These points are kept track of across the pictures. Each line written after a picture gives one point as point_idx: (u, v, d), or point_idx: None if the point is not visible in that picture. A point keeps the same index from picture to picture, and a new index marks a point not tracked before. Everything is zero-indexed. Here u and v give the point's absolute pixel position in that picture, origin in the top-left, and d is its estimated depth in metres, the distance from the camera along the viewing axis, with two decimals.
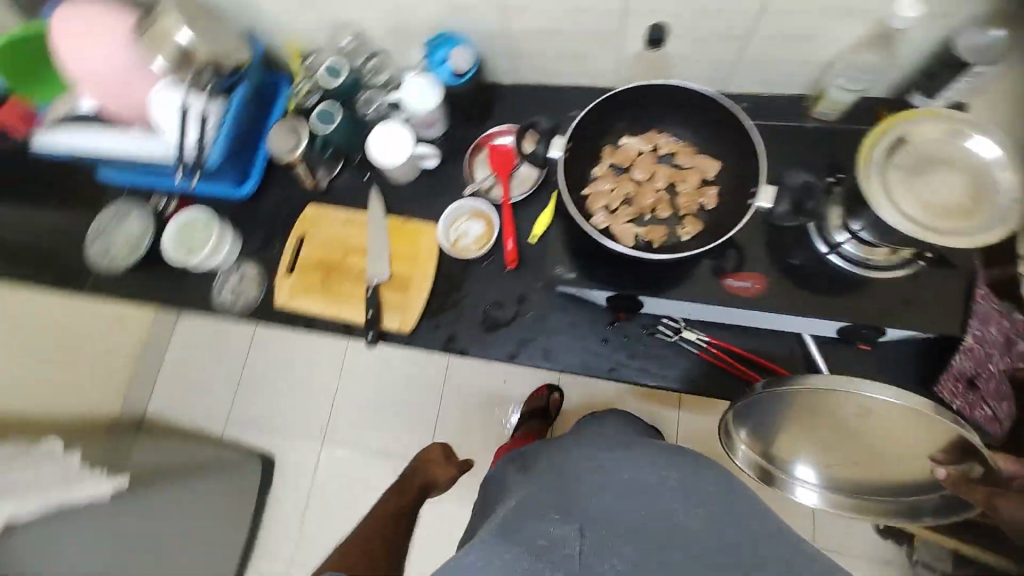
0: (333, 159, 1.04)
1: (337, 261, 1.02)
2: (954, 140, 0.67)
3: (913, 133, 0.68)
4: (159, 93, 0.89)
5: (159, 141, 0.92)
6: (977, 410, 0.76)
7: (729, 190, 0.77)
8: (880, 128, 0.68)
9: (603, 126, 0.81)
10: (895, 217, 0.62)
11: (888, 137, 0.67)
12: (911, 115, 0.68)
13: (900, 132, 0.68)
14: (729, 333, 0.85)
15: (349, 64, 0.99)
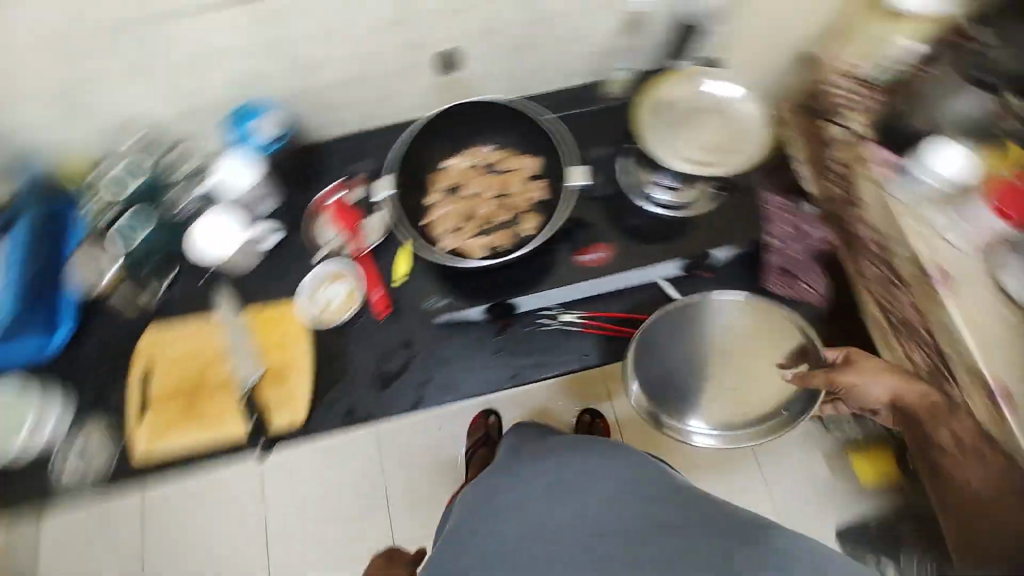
0: (161, 270, 0.94)
1: (198, 382, 0.91)
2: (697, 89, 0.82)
3: (664, 94, 0.81)
4: None
5: None
6: (796, 290, 0.94)
7: (556, 179, 0.82)
8: (640, 98, 0.80)
9: (422, 155, 0.83)
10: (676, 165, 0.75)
11: (649, 104, 0.80)
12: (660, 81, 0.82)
13: (656, 98, 0.81)
14: (599, 303, 0.93)
15: (144, 165, 0.89)
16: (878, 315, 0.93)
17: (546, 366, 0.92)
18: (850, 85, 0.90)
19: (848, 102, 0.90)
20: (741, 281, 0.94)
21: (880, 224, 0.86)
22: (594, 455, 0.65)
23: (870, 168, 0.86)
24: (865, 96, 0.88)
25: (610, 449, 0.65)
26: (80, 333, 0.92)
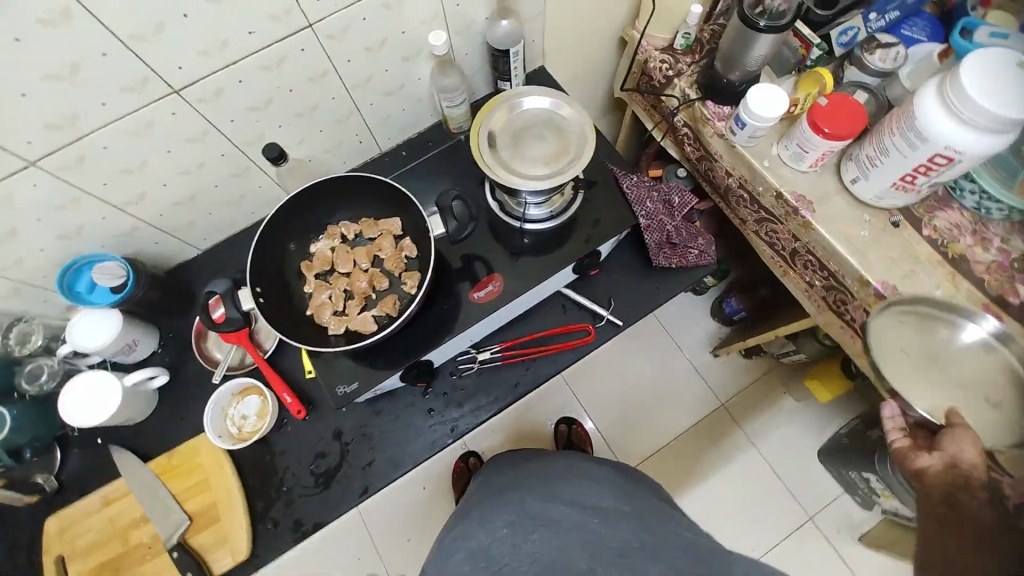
0: (47, 450, 0.86)
1: (123, 551, 0.84)
2: (521, 107, 0.82)
3: (494, 123, 0.80)
4: None
5: None
6: (686, 257, 0.93)
7: (421, 232, 0.82)
8: (473, 133, 0.78)
9: (280, 251, 0.82)
10: (531, 184, 0.74)
11: (484, 136, 0.78)
12: (485, 111, 0.80)
13: (488, 128, 0.79)
14: (512, 329, 0.94)
15: None
16: (767, 248, 1.03)
17: (481, 407, 0.91)
18: (665, 57, 1.04)
19: (670, 69, 1.04)
20: (636, 264, 0.97)
21: (737, 167, 0.98)
22: (568, 488, 0.82)
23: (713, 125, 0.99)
24: (685, 62, 1.03)
25: (584, 483, 0.83)
26: None
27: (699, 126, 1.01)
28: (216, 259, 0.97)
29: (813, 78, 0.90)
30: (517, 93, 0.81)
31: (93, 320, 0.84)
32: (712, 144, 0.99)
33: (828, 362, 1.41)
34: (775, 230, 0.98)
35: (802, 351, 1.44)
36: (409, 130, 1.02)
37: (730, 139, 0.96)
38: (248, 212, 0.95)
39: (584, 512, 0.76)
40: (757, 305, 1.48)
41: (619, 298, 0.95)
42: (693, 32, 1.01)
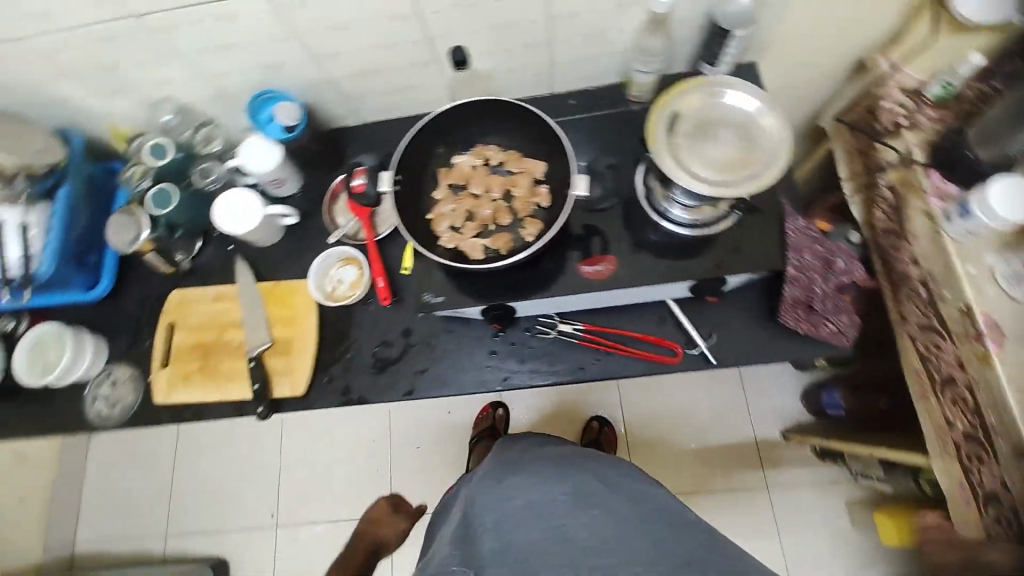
0: (191, 237, 1.00)
1: (216, 342, 0.97)
2: (719, 100, 0.73)
3: (683, 105, 0.72)
4: None
5: None
6: (820, 329, 0.82)
7: (561, 186, 0.80)
8: (655, 107, 0.71)
9: (430, 150, 0.84)
10: (693, 183, 0.67)
11: (665, 114, 0.71)
12: (678, 89, 0.72)
13: (673, 108, 0.72)
14: (602, 316, 0.90)
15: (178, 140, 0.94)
16: (916, 358, 0.94)
17: (540, 373, 0.90)
18: (906, 100, 0.93)
19: (906, 117, 0.93)
20: (762, 311, 0.85)
21: (929, 259, 0.89)
22: (611, 474, 0.81)
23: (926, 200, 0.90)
24: (927, 116, 0.92)
25: (625, 470, 0.83)
26: (120, 286, 1.02)
27: (908, 196, 0.91)
28: (372, 134, 1.06)
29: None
30: (722, 82, 0.72)
31: (259, 146, 0.93)
32: (913, 219, 0.90)
33: (911, 506, 1.30)
34: (938, 345, 0.89)
35: (889, 484, 1.34)
36: (587, 81, 1.01)
37: (939, 224, 0.87)
38: (416, 102, 1.02)
39: (629, 502, 0.77)
40: (861, 411, 1.38)
41: (726, 336, 0.86)
42: (956, 84, 0.88)
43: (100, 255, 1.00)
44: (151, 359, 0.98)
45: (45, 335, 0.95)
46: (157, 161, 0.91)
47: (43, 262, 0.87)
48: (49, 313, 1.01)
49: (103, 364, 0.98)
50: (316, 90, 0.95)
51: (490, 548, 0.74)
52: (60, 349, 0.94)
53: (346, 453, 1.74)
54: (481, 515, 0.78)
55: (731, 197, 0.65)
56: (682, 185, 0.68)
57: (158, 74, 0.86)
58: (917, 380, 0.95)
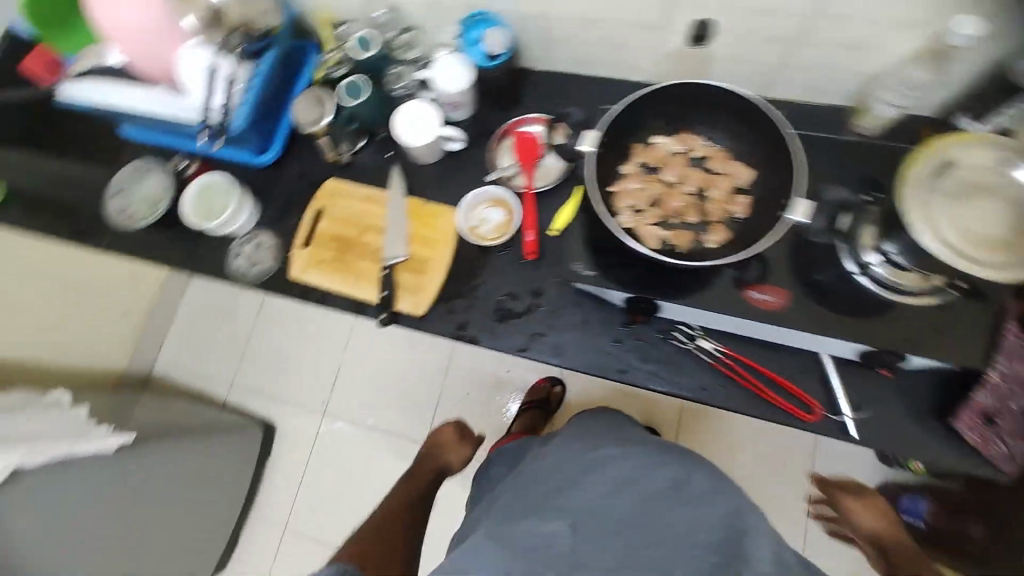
0: (357, 133, 1.01)
1: (354, 239, 1.00)
2: (1003, 167, 0.65)
3: (959, 157, 0.65)
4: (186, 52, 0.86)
5: (184, 103, 0.88)
6: (989, 445, 0.74)
7: (764, 202, 0.73)
8: (925, 150, 0.65)
9: (636, 120, 0.77)
10: (934, 244, 0.62)
11: (933, 161, 0.65)
12: (959, 139, 0.66)
13: (946, 157, 0.65)
14: (745, 345, 0.84)
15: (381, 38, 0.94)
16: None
17: (659, 379, 0.86)
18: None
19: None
20: (927, 403, 0.78)
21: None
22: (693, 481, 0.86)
23: None
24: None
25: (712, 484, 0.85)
26: (281, 159, 1.05)
27: None
28: (558, 83, 1.01)
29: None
30: (1016, 151, 0.64)
31: (456, 65, 0.91)
32: None
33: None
34: None
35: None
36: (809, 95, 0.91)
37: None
38: (618, 64, 0.95)
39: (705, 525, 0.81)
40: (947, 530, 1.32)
41: (876, 415, 0.79)
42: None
43: (272, 123, 1.03)
44: (293, 235, 1.03)
45: (215, 183, 1.02)
46: (361, 53, 0.93)
47: (236, 117, 0.90)
48: (216, 164, 1.06)
49: (253, 226, 1.03)
50: (526, 22, 0.90)
51: (583, 505, 0.82)
52: (226, 198, 1.00)
53: (402, 376, 1.79)
54: (575, 469, 0.85)
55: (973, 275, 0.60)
56: (917, 242, 0.63)
57: None
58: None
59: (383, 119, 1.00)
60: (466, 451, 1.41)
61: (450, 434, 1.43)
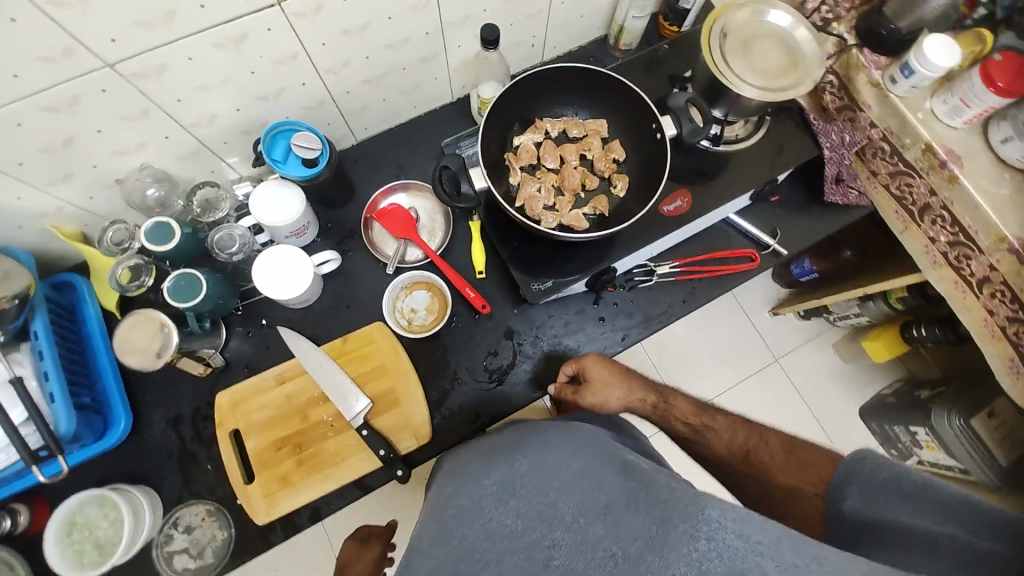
0: (214, 329, 0.83)
1: (302, 428, 0.82)
2: (760, 16, 0.82)
3: (730, 21, 0.80)
4: None
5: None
6: (851, 196, 0.94)
7: (628, 135, 0.83)
8: (709, 25, 0.78)
9: (493, 142, 0.80)
10: (753, 92, 0.75)
11: (718, 32, 0.78)
12: (723, 10, 0.80)
13: (722, 25, 0.79)
14: (683, 249, 0.94)
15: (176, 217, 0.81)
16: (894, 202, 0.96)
17: (652, 318, 0.93)
18: None
19: (830, 12, 0.94)
20: (805, 196, 0.98)
21: (886, 118, 0.91)
22: (733, 559, 0.45)
23: (868, 73, 0.92)
24: (845, 7, 0.94)
25: (740, 533, 0.46)
26: (139, 418, 0.81)
27: (852, 75, 0.93)
28: (375, 150, 0.96)
29: (975, 39, 0.86)
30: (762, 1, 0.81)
31: (278, 194, 0.80)
32: (864, 92, 0.92)
33: (888, 325, 1.46)
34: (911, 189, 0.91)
35: (867, 315, 1.45)
36: (575, 42, 1.03)
37: (886, 89, 0.90)
38: (419, 101, 0.94)
39: (654, 540, 0.48)
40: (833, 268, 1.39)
41: (786, 230, 0.97)
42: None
43: (92, 388, 0.78)
44: (226, 481, 0.81)
45: (82, 507, 0.75)
46: (164, 246, 0.75)
47: (56, 417, 0.67)
48: (59, 487, 0.78)
49: (165, 513, 0.80)
50: (314, 113, 0.84)
51: (513, 524, 0.54)
52: (111, 517, 0.74)
53: None
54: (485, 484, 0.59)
55: (786, 98, 0.75)
56: (740, 94, 0.76)
57: (123, 141, 0.68)
58: (898, 218, 0.97)
59: (233, 294, 0.82)
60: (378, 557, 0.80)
61: (369, 532, 0.85)
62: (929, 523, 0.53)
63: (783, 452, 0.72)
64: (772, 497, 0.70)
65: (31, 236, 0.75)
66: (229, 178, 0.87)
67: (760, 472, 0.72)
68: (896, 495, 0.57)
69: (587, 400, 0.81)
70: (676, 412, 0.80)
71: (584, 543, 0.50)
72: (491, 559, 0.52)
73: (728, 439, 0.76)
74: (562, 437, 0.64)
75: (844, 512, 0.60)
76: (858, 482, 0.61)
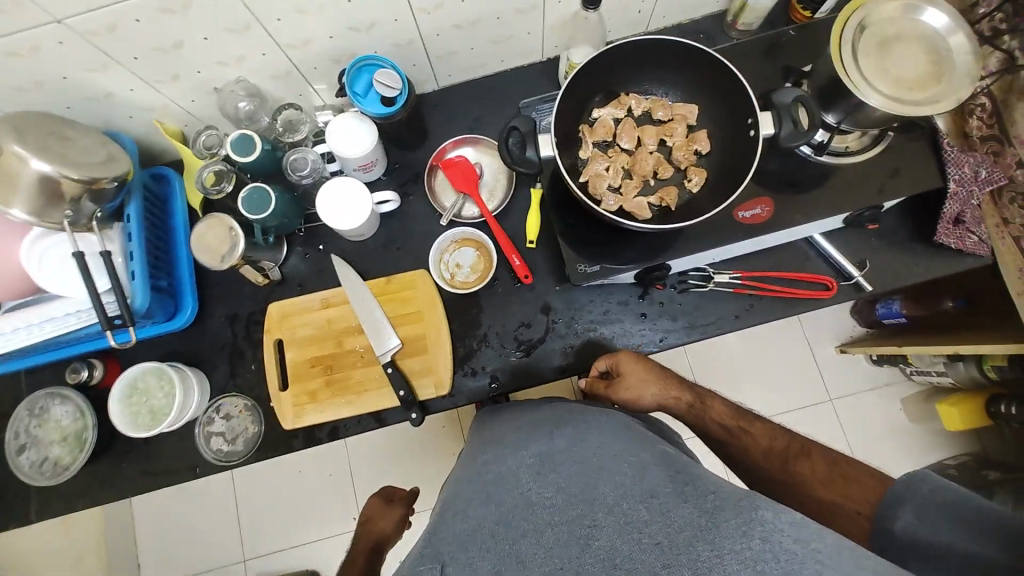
0: (277, 245, 0.89)
1: (335, 352, 0.88)
2: (910, 14, 0.70)
3: (872, 14, 0.69)
4: (55, 249, 0.76)
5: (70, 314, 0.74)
6: (967, 241, 0.81)
7: (718, 128, 0.77)
8: (844, 15, 0.68)
9: (571, 111, 0.78)
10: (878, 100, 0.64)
11: (854, 24, 0.68)
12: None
13: (862, 16, 0.69)
14: (752, 262, 0.87)
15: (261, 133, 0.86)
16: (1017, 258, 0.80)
17: (696, 327, 0.88)
18: None
19: (1005, 22, 0.78)
20: (912, 232, 0.86)
21: None
22: (791, 562, 0.41)
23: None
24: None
25: (799, 538, 0.43)
26: (202, 310, 0.90)
27: (1011, 100, 0.78)
28: (455, 100, 0.96)
29: None
30: None
31: (352, 126, 0.82)
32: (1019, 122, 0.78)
33: (972, 392, 1.28)
34: None
35: (952, 376, 1.27)
36: (687, 16, 0.95)
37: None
38: (508, 55, 0.91)
39: (702, 532, 0.45)
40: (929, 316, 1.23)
41: (878, 264, 0.86)
42: None
43: (170, 275, 0.87)
44: (264, 382, 0.89)
45: (144, 376, 0.86)
46: (243, 158, 0.80)
47: (133, 292, 0.77)
48: (133, 353, 0.90)
49: (209, 399, 0.89)
50: (403, 52, 0.84)
51: (555, 499, 0.52)
52: (166, 390, 0.85)
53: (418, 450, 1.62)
54: (522, 457, 0.58)
55: (918, 115, 0.64)
56: (861, 101, 0.66)
57: (225, 51, 0.72)
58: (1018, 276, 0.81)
59: (298, 216, 0.88)
60: (400, 517, 0.78)
61: (394, 494, 0.82)
62: (985, 549, 0.53)
63: (826, 467, 0.66)
64: (816, 511, 0.63)
65: (139, 127, 0.83)
66: (313, 104, 0.91)
67: (799, 483, 0.66)
68: (956, 520, 0.56)
69: (618, 395, 0.78)
70: (714, 414, 0.75)
71: (626, 522, 0.48)
72: (531, 529, 0.50)
73: (766, 445, 0.70)
74: (600, 422, 0.62)
75: (896, 530, 0.58)
76: (913, 502, 0.58)
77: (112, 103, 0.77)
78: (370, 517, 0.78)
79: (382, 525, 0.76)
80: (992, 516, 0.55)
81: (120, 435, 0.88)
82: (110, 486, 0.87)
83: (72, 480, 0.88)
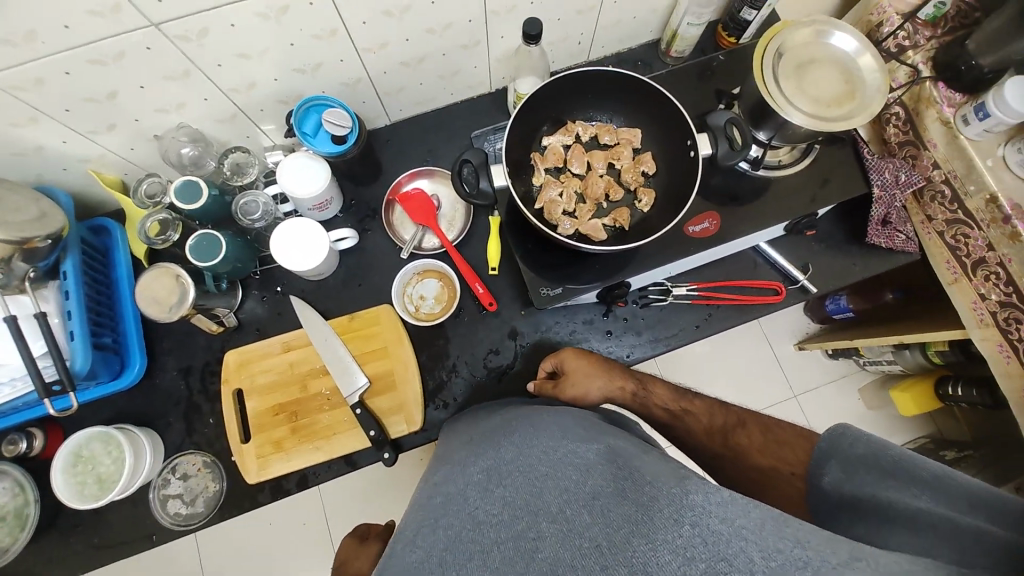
0: (230, 291, 0.86)
1: (299, 397, 0.84)
2: (823, 38, 0.77)
3: (789, 40, 0.75)
4: None
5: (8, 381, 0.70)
6: (897, 240, 0.87)
7: (662, 148, 0.81)
8: (764, 41, 0.74)
9: (521, 140, 0.80)
10: (800, 117, 0.70)
11: (773, 49, 0.74)
12: (782, 27, 0.76)
13: (780, 42, 0.74)
14: (705, 273, 0.91)
15: (208, 177, 0.84)
16: (945, 251, 0.86)
17: (660, 340, 0.90)
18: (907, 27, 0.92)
19: (908, 39, 0.86)
20: (846, 233, 0.92)
21: (951, 160, 0.84)
22: (718, 542, 0.42)
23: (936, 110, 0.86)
24: (924, 35, 0.86)
25: (725, 517, 0.44)
26: (153, 365, 0.86)
27: (921, 108, 0.87)
28: (407, 134, 0.97)
29: None
30: (827, 23, 0.76)
31: (305, 166, 0.81)
32: (932, 128, 0.85)
33: (922, 376, 1.36)
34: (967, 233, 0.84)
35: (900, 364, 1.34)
36: (624, 45, 1.00)
37: (956, 128, 0.84)
38: (457, 89, 0.94)
39: (639, 526, 0.45)
40: (872, 309, 1.30)
41: (820, 266, 0.92)
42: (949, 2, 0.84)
43: (115, 331, 0.82)
44: (224, 436, 0.84)
45: (89, 442, 0.80)
46: (190, 205, 0.78)
47: (73, 354, 0.72)
48: (77, 418, 0.84)
49: (165, 459, 0.84)
50: (352, 90, 0.84)
51: (497, 512, 0.51)
52: (115, 454, 0.79)
53: None
54: (472, 468, 0.58)
55: (836, 130, 0.69)
56: (785, 119, 0.71)
57: (164, 98, 0.71)
58: (947, 268, 0.86)
59: (252, 259, 0.86)
60: (378, 552, 0.74)
61: (368, 530, 0.79)
62: (906, 497, 0.54)
63: (761, 435, 0.70)
64: (755, 482, 0.66)
65: (74, 179, 0.80)
66: (263, 145, 0.90)
67: (737, 454, 0.69)
68: (878, 470, 0.57)
69: (565, 393, 0.77)
70: (658, 399, 0.76)
71: (569, 525, 0.47)
72: (476, 551, 0.47)
73: (706, 422, 0.73)
74: (548, 424, 0.62)
75: (826, 487, 0.61)
76: (838, 458, 0.61)
77: (42, 157, 0.73)
78: (342, 559, 0.74)
79: (359, 564, 0.72)
80: (909, 463, 0.57)
81: (65, 509, 0.82)
82: (56, 566, 0.80)
83: (10, 564, 0.81)
